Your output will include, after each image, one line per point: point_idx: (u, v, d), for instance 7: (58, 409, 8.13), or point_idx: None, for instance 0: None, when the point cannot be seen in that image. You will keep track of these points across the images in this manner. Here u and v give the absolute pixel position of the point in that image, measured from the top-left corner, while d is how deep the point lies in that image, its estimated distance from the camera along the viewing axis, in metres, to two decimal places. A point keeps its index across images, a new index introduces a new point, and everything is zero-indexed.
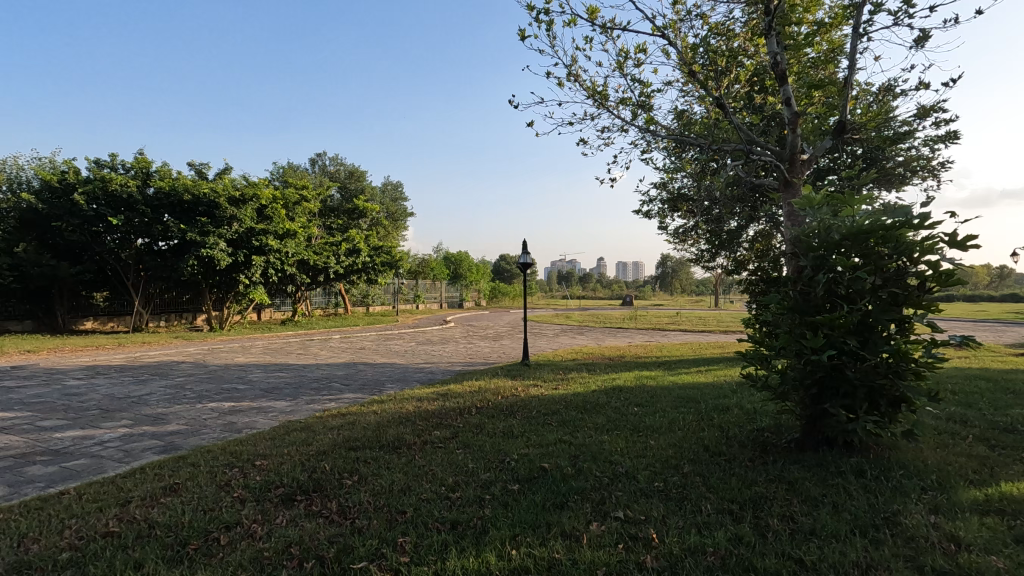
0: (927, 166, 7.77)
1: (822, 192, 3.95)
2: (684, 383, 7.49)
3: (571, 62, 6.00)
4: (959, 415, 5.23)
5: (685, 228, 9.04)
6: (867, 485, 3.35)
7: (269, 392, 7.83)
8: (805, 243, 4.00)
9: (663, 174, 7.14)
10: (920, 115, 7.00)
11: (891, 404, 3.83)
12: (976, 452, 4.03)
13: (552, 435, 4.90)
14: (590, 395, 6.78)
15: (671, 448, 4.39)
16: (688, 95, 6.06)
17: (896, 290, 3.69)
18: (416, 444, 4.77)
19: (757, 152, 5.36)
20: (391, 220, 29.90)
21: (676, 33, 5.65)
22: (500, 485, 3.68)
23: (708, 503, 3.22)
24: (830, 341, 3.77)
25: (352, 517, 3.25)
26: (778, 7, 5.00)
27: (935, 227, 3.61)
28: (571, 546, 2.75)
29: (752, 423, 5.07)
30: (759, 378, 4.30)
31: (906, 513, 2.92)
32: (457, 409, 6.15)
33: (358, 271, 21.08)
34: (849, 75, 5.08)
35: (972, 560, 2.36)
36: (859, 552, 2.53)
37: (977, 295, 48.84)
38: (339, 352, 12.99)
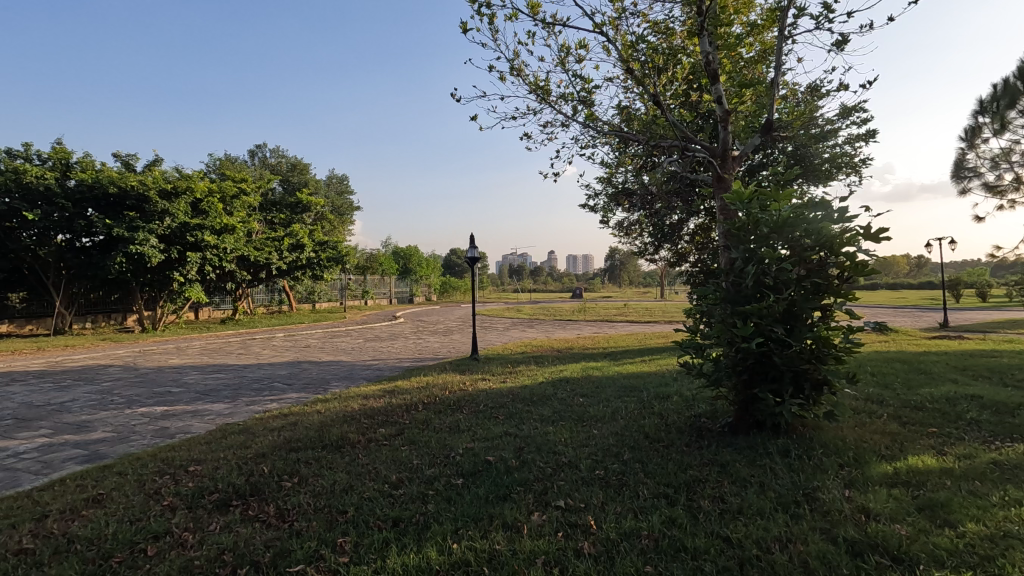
0: (850, 163, 8.25)
1: (751, 187, 4.11)
2: (629, 373, 7.67)
3: (513, 56, 6.03)
4: (876, 395, 5.62)
5: (629, 221, 9.26)
6: (791, 464, 3.56)
7: (206, 394, 7.51)
8: (737, 236, 4.19)
9: (606, 168, 7.27)
10: (842, 114, 7.43)
11: (815, 387, 4.08)
12: (889, 429, 4.35)
13: (498, 428, 4.94)
14: (538, 387, 6.87)
15: (613, 436, 4.52)
16: (630, 91, 6.21)
17: (818, 280, 3.91)
18: (360, 443, 4.69)
19: (692, 149, 5.54)
20: (336, 214, 29.22)
21: (616, 30, 5.76)
22: (443, 480, 3.69)
23: (645, 488, 3.34)
24: (759, 330, 3.97)
25: (291, 520, 3.18)
26: (710, 8, 5.17)
27: (852, 221, 3.87)
28: (512, 537, 2.79)
29: (691, 410, 5.26)
30: (694, 366, 4.48)
31: (824, 489, 3.12)
32: (404, 406, 6.09)
33: (303, 267, 20.46)
34: (776, 76, 5.32)
35: (879, 529, 2.55)
36: (780, 527, 2.69)
37: (900, 283, 52.29)
38: (283, 351, 12.60)
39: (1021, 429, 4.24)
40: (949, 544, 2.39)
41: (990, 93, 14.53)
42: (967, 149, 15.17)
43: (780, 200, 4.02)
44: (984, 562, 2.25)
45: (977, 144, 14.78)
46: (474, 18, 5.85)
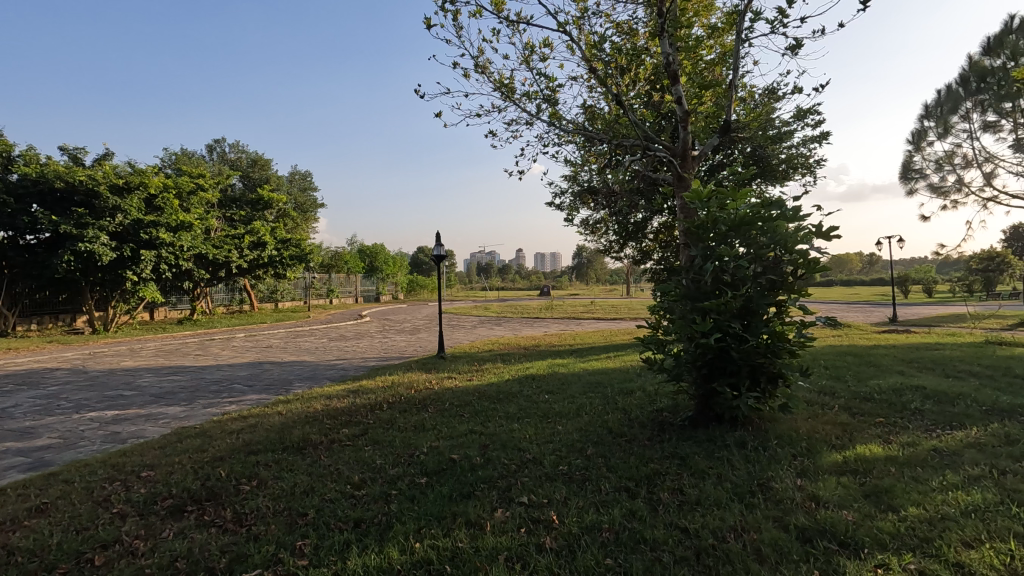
0: (805, 164, 8.55)
1: (710, 186, 4.21)
2: (594, 370, 7.76)
3: (477, 53, 6.01)
4: (829, 388, 5.85)
5: (595, 220, 9.34)
6: (747, 455, 3.67)
7: (160, 397, 7.25)
8: (696, 234, 4.28)
9: (571, 167, 7.32)
10: (797, 117, 7.69)
11: (770, 380, 4.20)
12: (839, 420, 4.53)
13: (463, 427, 4.93)
14: (504, 385, 6.88)
15: (577, 432, 4.57)
16: (593, 91, 6.28)
17: (773, 277, 4.04)
18: (323, 444, 4.61)
19: (654, 149, 5.64)
20: (299, 211, 28.62)
21: (580, 30, 5.82)
22: (407, 479, 3.66)
23: (607, 482, 3.39)
24: (717, 325, 4.07)
25: (248, 524, 3.10)
26: (670, 10, 5.27)
27: (804, 219, 4.02)
28: (475, 534, 2.79)
29: (653, 405, 5.36)
30: (656, 361, 4.56)
31: (777, 479, 3.23)
32: (368, 406, 6.01)
33: (264, 265, 19.96)
34: (734, 78, 5.47)
35: (827, 516, 2.65)
36: (735, 516, 2.77)
37: (854, 279, 54.45)
38: (243, 352, 12.26)
39: (960, 417, 4.48)
40: (892, 528, 2.51)
41: (934, 98, 15.24)
42: (914, 152, 15.89)
43: (737, 199, 4.12)
44: (923, 544, 2.37)
45: (923, 147, 15.49)
46: (438, 14, 5.81)
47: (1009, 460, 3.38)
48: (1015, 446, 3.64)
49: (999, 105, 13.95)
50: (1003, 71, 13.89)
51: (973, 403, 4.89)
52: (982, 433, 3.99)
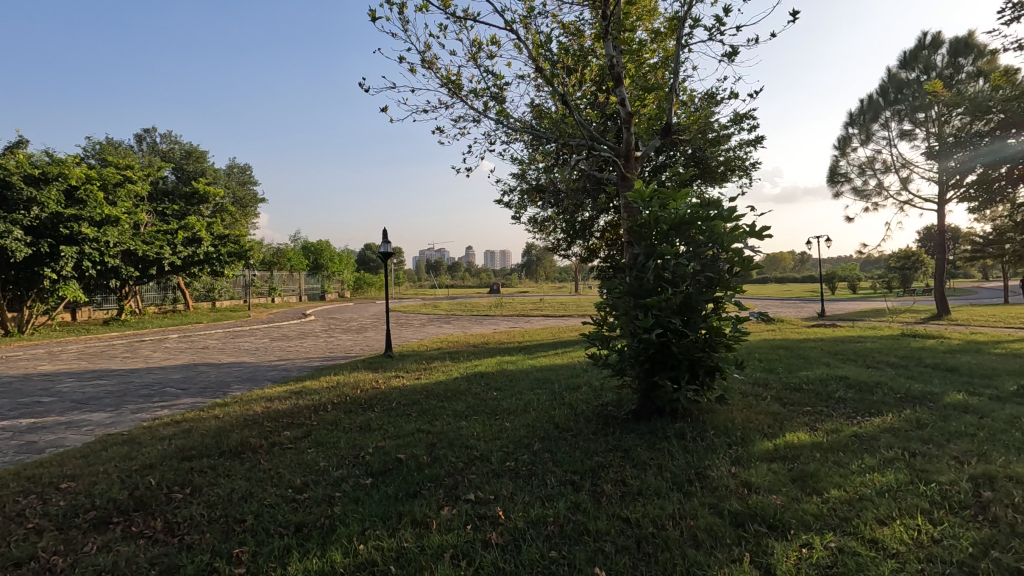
0: (742, 166, 8.93)
1: (651, 186, 4.32)
2: (543, 367, 7.84)
3: (424, 48, 5.92)
4: (762, 379, 6.16)
5: (543, 218, 9.43)
6: (686, 446, 3.82)
7: (83, 403, 6.78)
8: (639, 233, 4.38)
9: (519, 164, 7.35)
10: (733, 121, 8.03)
11: (708, 373, 4.39)
12: (771, 409, 4.78)
13: (410, 425, 4.88)
14: (452, 383, 6.86)
15: (524, 428, 4.62)
16: (540, 90, 6.32)
17: (711, 274, 4.19)
18: (263, 448, 4.45)
19: (599, 149, 5.75)
20: (238, 206, 27.43)
21: (527, 29, 5.84)
22: (352, 481, 3.60)
23: (553, 476, 3.44)
24: (659, 321, 4.19)
25: (181, 534, 2.96)
26: (614, 13, 5.39)
27: (740, 219, 4.21)
28: (420, 533, 2.77)
29: (598, 399, 5.49)
30: (601, 357, 4.66)
31: (713, 467, 3.38)
32: (311, 407, 5.84)
33: (200, 262, 19.00)
34: (674, 82, 5.66)
35: (758, 500, 2.80)
36: (674, 504, 2.88)
37: (787, 276, 57.47)
38: (177, 353, 11.65)
39: (878, 405, 4.82)
40: (816, 510, 2.68)
41: (858, 106, 16.26)
42: (840, 157, 16.91)
43: (677, 199, 4.26)
44: (842, 523, 2.54)
45: (848, 152, 16.52)
46: (382, 6, 5.69)
47: (918, 443, 3.67)
48: (923, 430, 3.96)
49: (914, 114, 15.10)
50: (917, 83, 15.10)
51: (888, 391, 5.28)
52: (896, 419, 4.32)
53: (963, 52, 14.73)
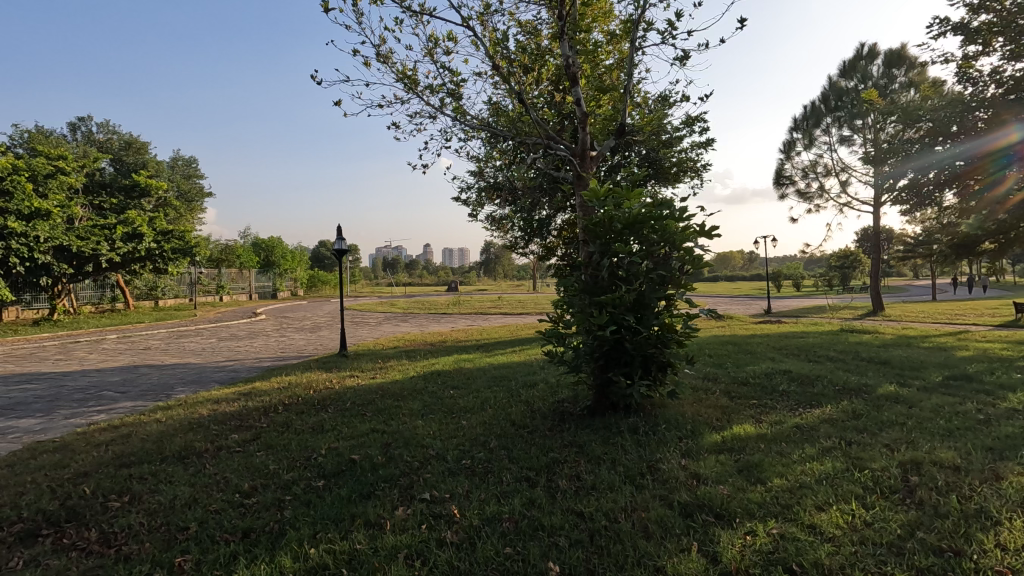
0: (694, 167, 9.19)
1: (606, 185, 4.38)
2: (500, 364, 7.85)
3: (379, 41, 5.83)
4: (712, 374, 6.37)
5: (501, 216, 9.43)
6: (639, 440, 3.90)
7: (10, 408, 6.35)
8: (594, 231, 4.44)
9: (476, 162, 7.31)
10: (686, 123, 8.25)
11: (660, 369, 4.50)
12: (719, 403, 4.96)
13: (365, 425, 4.79)
14: (409, 382, 6.78)
15: (481, 426, 4.61)
16: (498, 88, 6.31)
17: (663, 272, 4.29)
18: (209, 452, 4.28)
19: (555, 148, 5.79)
20: (183, 200, 26.27)
21: (485, 26, 5.82)
22: (303, 484, 3.50)
23: (508, 473, 3.45)
24: (613, 318, 4.27)
25: (118, 544, 2.81)
26: (570, 14, 5.44)
27: (690, 219, 4.34)
28: (374, 534, 2.73)
29: (554, 396, 5.54)
30: (556, 354, 4.71)
31: (665, 460, 3.47)
32: (261, 409, 5.66)
33: (141, 259, 18.10)
34: (628, 83, 5.77)
35: (706, 492, 2.89)
36: (627, 497, 2.95)
37: (736, 274, 59.57)
38: (116, 355, 11.07)
39: (818, 397, 5.07)
40: (759, 498, 2.79)
41: (802, 112, 17.00)
42: (785, 160, 17.64)
43: (631, 199, 4.35)
44: (784, 510, 2.66)
45: (792, 156, 17.26)
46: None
47: (853, 432, 3.88)
48: (859, 420, 4.19)
49: (853, 121, 15.93)
50: (855, 92, 15.93)
51: (828, 384, 5.56)
52: (834, 410, 4.55)
53: (896, 63, 15.63)
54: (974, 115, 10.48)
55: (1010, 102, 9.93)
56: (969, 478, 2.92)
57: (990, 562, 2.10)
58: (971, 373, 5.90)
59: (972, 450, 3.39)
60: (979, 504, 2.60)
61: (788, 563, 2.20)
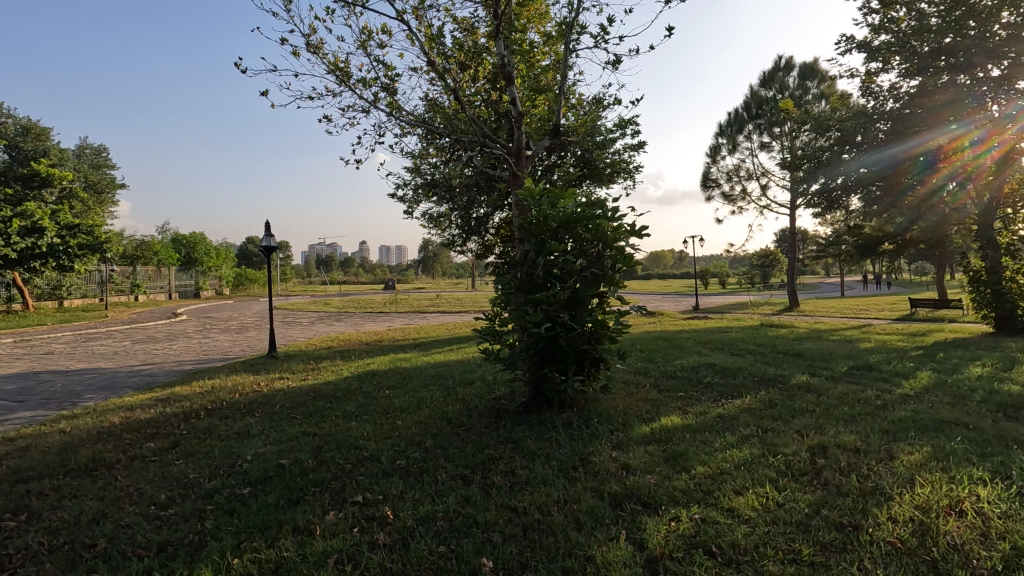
0: (626, 168, 9.49)
1: (540, 185, 4.44)
2: (436, 363, 7.78)
3: (309, 30, 5.61)
4: (644, 369, 6.60)
5: (438, 213, 9.35)
6: (572, 434, 4.00)
7: None
8: (529, 230, 4.49)
9: (411, 158, 7.19)
10: (618, 125, 8.50)
11: (593, 364, 4.62)
12: (649, 396, 5.15)
13: (295, 429, 4.62)
14: (342, 383, 6.61)
15: (416, 425, 4.56)
16: (433, 84, 6.25)
17: (596, 270, 4.42)
18: (120, 463, 3.98)
19: (491, 146, 5.81)
20: (91, 191, 24.29)
21: (420, 21, 5.75)
22: (226, 492, 3.34)
23: (444, 472, 3.44)
24: (548, 315, 4.34)
25: (12, 568, 2.57)
26: (506, 14, 5.47)
27: (622, 219, 4.48)
28: (303, 541, 2.65)
29: (491, 393, 5.57)
30: (492, 351, 4.72)
31: (596, 453, 3.57)
32: (180, 415, 5.33)
33: (42, 255, 16.58)
34: (563, 84, 5.88)
35: (634, 481, 3.00)
36: (560, 490, 3.01)
37: (668, 273, 62.05)
38: (12, 360, 10.09)
39: (738, 388, 5.38)
40: (684, 485, 2.93)
41: (726, 118, 17.93)
42: (712, 163, 18.52)
43: (565, 199, 4.44)
44: (705, 496, 2.81)
45: (718, 160, 18.18)
46: None
47: (769, 420, 4.15)
48: (774, 408, 4.48)
49: (772, 128, 16.98)
50: (774, 101, 17.01)
51: (748, 375, 5.90)
52: (753, 399, 4.84)
53: (810, 76, 16.82)
54: (876, 126, 11.29)
55: (906, 116, 10.70)
56: (867, 458, 3.20)
57: (883, 535, 2.31)
58: (871, 363, 6.45)
59: (870, 433, 3.71)
60: (875, 482, 2.85)
61: (708, 545, 2.33)
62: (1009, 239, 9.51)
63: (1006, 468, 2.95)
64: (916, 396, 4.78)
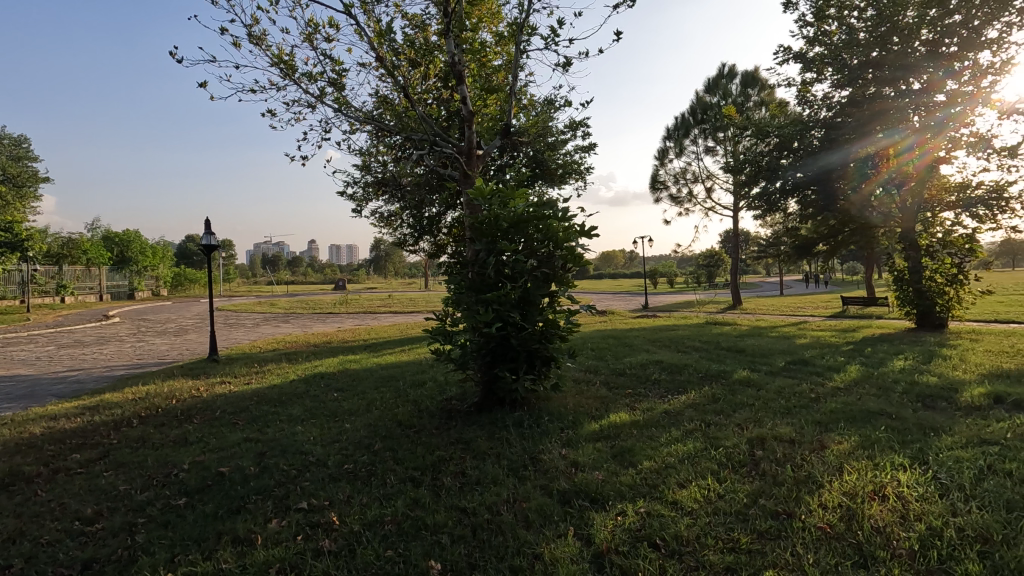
0: (577, 169, 9.62)
1: (491, 184, 4.44)
2: (387, 364, 7.66)
3: (251, 20, 5.40)
4: (594, 366, 6.72)
5: (389, 212, 9.20)
6: (523, 433, 4.02)
7: None
8: (480, 230, 4.48)
9: (360, 155, 7.03)
10: (570, 127, 8.60)
11: (544, 363, 4.66)
12: (599, 394, 5.25)
13: (236, 435, 4.45)
14: (288, 386, 6.41)
15: (365, 428, 4.47)
16: (382, 81, 6.14)
17: (546, 270, 4.45)
18: (41, 476, 3.71)
19: (441, 145, 5.74)
20: (11, 185, 22.58)
21: (368, 15, 5.64)
22: (161, 503, 3.17)
23: (393, 475, 3.39)
24: (499, 315, 4.35)
25: None
26: (456, 12, 5.43)
27: (572, 220, 4.53)
28: (243, 551, 2.55)
29: (442, 394, 5.53)
30: (444, 351, 4.68)
31: (547, 451, 3.60)
32: (111, 424, 5.02)
33: None
34: (513, 85, 5.89)
35: (583, 478, 3.05)
36: (511, 490, 3.02)
37: (618, 273, 63.23)
38: None
39: (684, 384, 5.56)
40: (631, 480, 3.00)
41: (673, 122, 18.48)
42: (660, 166, 19.03)
43: (516, 199, 4.46)
44: (651, 490, 2.88)
45: (665, 163, 18.71)
46: None
47: (712, 415, 4.30)
48: (717, 403, 4.65)
49: (716, 133, 17.63)
50: (718, 106, 17.65)
51: (694, 372, 6.11)
52: (698, 395, 5.01)
53: (751, 84, 17.53)
54: (810, 134, 12.07)
55: (838, 125, 11.49)
56: (802, 449, 3.37)
57: (814, 520, 2.44)
58: (806, 358, 6.79)
59: (804, 424, 3.91)
60: (808, 471, 3.01)
61: (653, 538, 2.39)
62: (929, 241, 10.13)
63: (923, 454, 3.17)
64: (846, 388, 5.07)
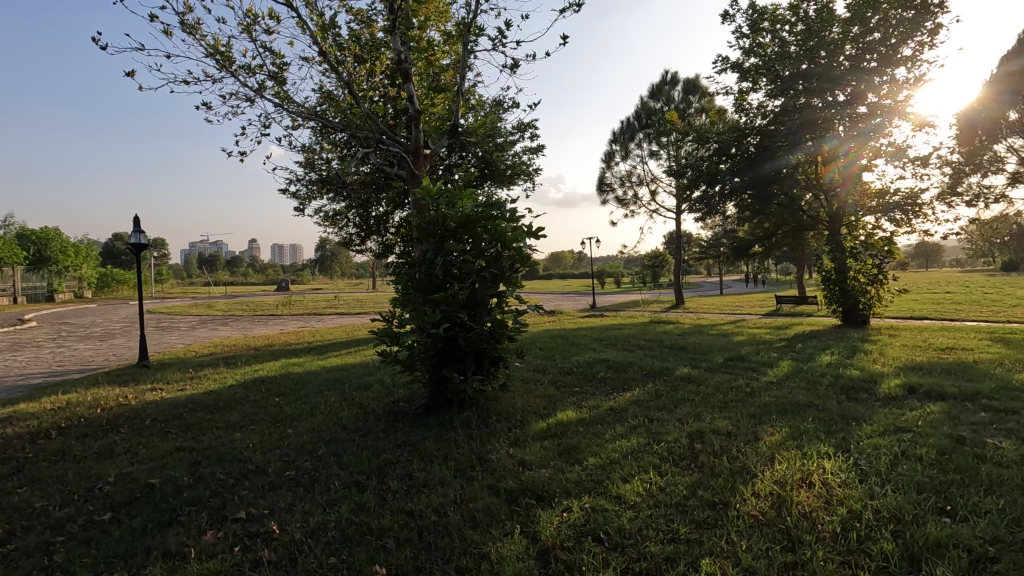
0: (526, 170, 9.70)
1: (438, 184, 4.42)
2: (332, 367, 7.46)
3: (185, 8, 5.15)
4: (542, 366, 6.80)
5: (334, 211, 8.97)
6: (471, 434, 4.01)
7: None
8: (427, 229, 4.45)
9: (302, 152, 6.83)
10: (518, 128, 8.67)
11: (492, 363, 4.67)
12: (547, 393, 5.31)
13: (169, 444, 4.22)
14: (227, 391, 6.14)
15: (308, 433, 4.34)
16: (326, 75, 5.97)
17: (494, 270, 4.43)
18: None
19: (387, 142, 5.64)
20: None
21: (311, 8, 5.47)
22: (83, 520, 2.97)
23: (337, 480, 3.31)
24: (447, 315, 4.33)
25: None
26: (403, 10, 5.36)
27: (519, 220, 4.56)
28: (174, 566, 2.43)
29: (390, 396, 5.44)
30: (390, 353, 4.61)
31: (495, 450, 3.62)
32: (25, 436, 4.65)
33: None
34: (461, 84, 5.87)
35: (530, 476, 3.08)
36: (458, 490, 3.02)
37: (567, 274, 64.12)
38: None
39: (629, 381, 5.72)
40: (576, 477, 3.05)
41: (619, 126, 18.94)
42: (606, 169, 19.42)
43: (463, 199, 4.45)
44: (596, 485, 2.95)
45: (612, 165, 19.13)
46: None
47: (655, 410, 4.44)
48: (660, 399, 4.80)
49: (659, 137, 18.18)
50: (661, 111, 18.22)
51: (639, 369, 6.28)
52: (641, 391, 5.16)
53: (692, 91, 18.24)
54: (746, 141, 12.61)
55: (771, 133, 12.07)
56: (737, 441, 3.53)
57: (747, 509, 2.56)
58: (743, 354, 7.12)
59: (740, 418, 4.10)
60: (742, 462, 3.16)
61: (597, 533, 2.45)
62: (853, 244, 10.85)
63: (846, 442, 3.39)
64: (778, 382, 5.36)
